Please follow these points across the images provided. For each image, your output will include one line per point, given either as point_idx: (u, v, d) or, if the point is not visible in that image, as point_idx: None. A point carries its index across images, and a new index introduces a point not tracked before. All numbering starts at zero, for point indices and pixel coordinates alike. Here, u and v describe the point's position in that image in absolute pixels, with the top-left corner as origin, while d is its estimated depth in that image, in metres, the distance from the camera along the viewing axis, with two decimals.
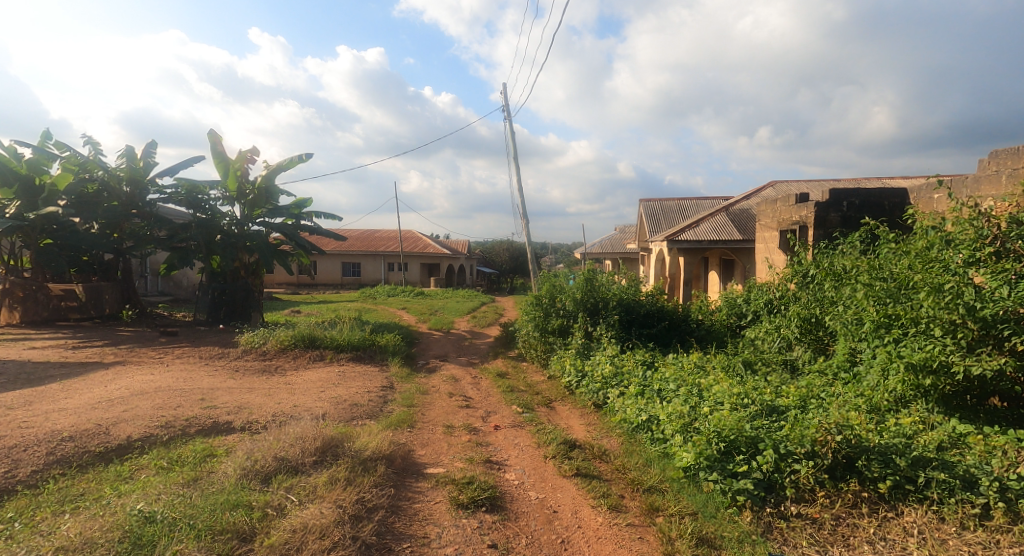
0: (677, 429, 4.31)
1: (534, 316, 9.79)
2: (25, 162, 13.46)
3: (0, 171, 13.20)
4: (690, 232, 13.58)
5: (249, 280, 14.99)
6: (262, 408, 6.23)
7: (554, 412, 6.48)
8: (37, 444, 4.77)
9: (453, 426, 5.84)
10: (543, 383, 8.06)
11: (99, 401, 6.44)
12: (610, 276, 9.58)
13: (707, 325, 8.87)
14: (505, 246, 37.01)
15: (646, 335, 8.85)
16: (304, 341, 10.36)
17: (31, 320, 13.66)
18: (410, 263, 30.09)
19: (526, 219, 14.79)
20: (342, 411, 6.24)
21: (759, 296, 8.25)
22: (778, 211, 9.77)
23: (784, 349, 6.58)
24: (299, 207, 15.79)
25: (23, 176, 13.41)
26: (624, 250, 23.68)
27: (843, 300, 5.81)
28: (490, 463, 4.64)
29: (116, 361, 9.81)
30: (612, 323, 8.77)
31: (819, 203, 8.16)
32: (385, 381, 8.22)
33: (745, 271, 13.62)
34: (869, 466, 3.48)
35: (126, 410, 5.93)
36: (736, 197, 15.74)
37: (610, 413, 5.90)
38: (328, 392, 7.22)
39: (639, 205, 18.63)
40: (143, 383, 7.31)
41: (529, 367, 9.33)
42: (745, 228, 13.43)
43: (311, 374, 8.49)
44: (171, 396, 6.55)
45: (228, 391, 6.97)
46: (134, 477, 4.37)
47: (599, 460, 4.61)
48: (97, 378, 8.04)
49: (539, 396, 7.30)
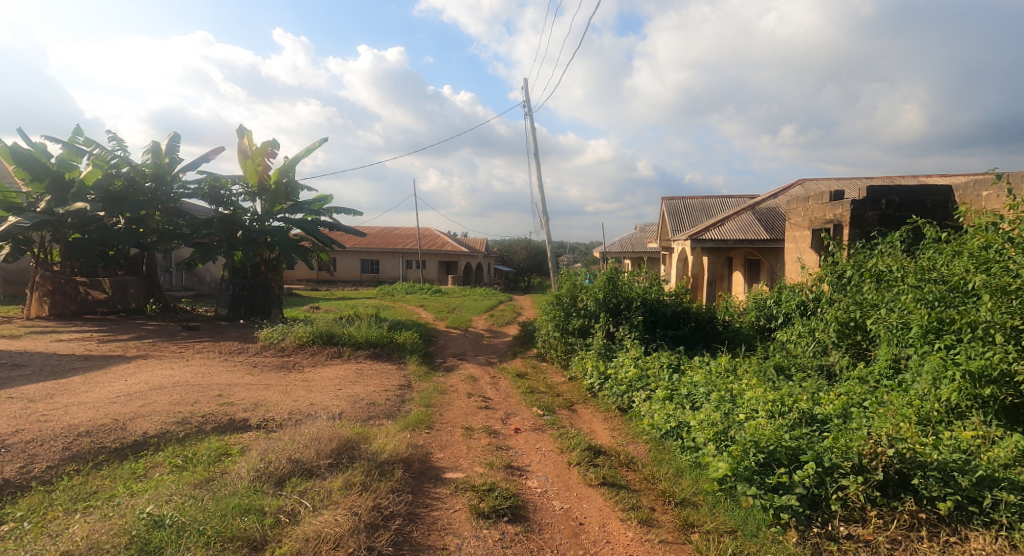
0: (710, 437, 4.11)
1: (554, 315, 9.58)
2: (57, 158, 13.72)
3: (32, 166, 13.42)
4: (715, 232, 13.27)
5: (269, 275, 14.94)
6: (279, 406, 6.12)
7: (577, 416, 6.29)
8: (54, 439, 4.68)
9: (472, 428, 5.66)
10: (564, 385, 7.87)
11: (118, 395, 6.38)
12: (633, 276, 9.35)
13: (734, 326, 8.57)
14: (524, 245, 36.78)
15: (671, 337, 8.60)
16: (322, 338, 10.27)
17: (60, 313, 13.97)
18: (428, 260, 30.05)
19: (546, 217, 14.61)
20: (359, 410, 6.10)
21: (790, 298, 7.96)
22: (810, 209, 9.46)
23: (820, 354, 6.31)
24: (319, 203, 15.76)
25: (53, 171, 13.60)
26: (645, 250, 23.33)
27: (888, 303, 5.56)
28: (511, 469, 4.45)
29: (137, 355, 9.80)
30: (636, 324, 8.53)
31: (856, 202, 7.89)
32: (402, 379, 8.10)
33: (772, 272, 13.26)
34: (926, 485, 3.23)
35: (144, 405, 5.84)
36: (762, 195, 15.35)
37: (635, 418, 5.69)
38: (345, 390, 7.09)
39: (661, 204, 18.28)
40: (162, 377, 7.24)
41: (549, 367, 9.15)
42: (773, 228, 13.08)
43: (329, 372, 8.38)
44: (188, 391, 6.46)
45: (246, 387, 6.88)
46: (148, 475, 4.22)
47: (626, 468, 4.40)
48: (118, 372, 8.01)
49: (560, 398, 7.12)
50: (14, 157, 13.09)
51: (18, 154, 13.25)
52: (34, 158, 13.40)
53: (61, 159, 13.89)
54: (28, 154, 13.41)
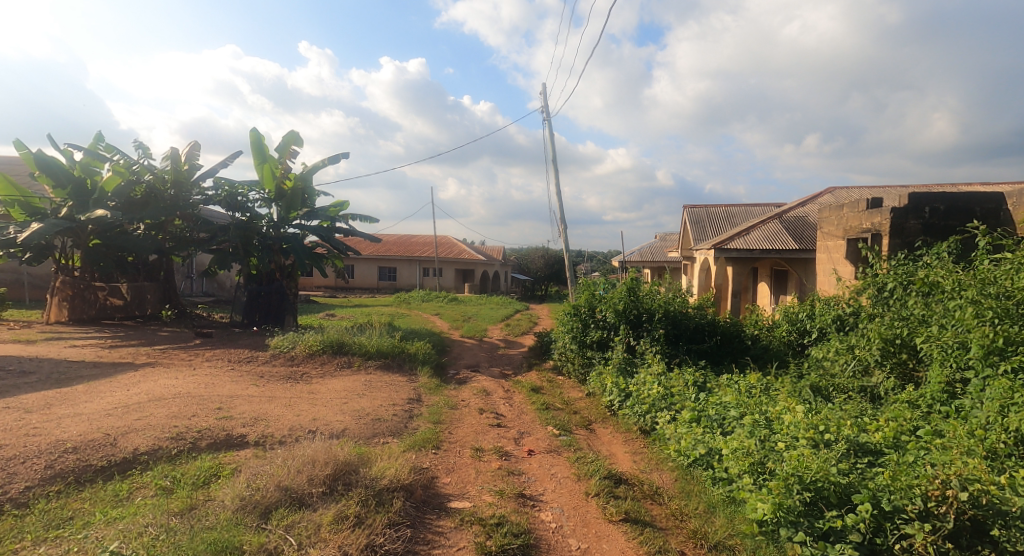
0: (745, 469, 3.73)
1: (571, 327, 9.15)
2: (78, 164, 13.89)
3: (56, 173, 13.52)
4: (739, 241, 12.79)
5: (284, 283, 14.77)
6: (280, 421, 5.78)
7: (595, 436, 5.89)
8: (37, 455, 4.30)
9: (482, 449, 5.28)
10: (581, 401, 7.46)
11: (116, 405, 6.05)
12: (654, 286, 8.91)
13: (763, 342, 8.08)
14: (541, 253, 36.41)
15: (695, 352, 8.15)
16: (332, 347, 9.99)
17: (78, 319, 14.00)
18: (445, 268, 29.80)
19: (564, 225, 14.26)
20: (363, 427, 5.77)
21: (825, 312, 7.60)
22: (844, 218, 9.11)
23: (861, 375, 5.95)
24: (336, 208, 15.58)
25: (75, 178, 13.70)
26: (664, 259, 22.84)
27: (948, 324, 5.17)
28: (523, 499, 4.05)
29: (146, 363, 9.56)
30: (659, 338, 8.08)
31: (898, 209, 7.70)
32: (412, 392, 7.75)
33: (801, 284, 12.73)
34: (1009, 536, 2.80)
35: (140, 417, 5.48)
36: (789, 204, 14.86)
37: (658, 441, 5.28)
38: (351, 404, 6.73)
39: (683, 212, 17.82)
40: (165, 388, 6.95)
41: (566, 382, 8.74)
42: (802, 238, 12.58)
43: (337, 384, 8.04)
44: (188, 403, 6.13)
45: (248, 400, 6.55)
46: (130, 500, 3.85)
47: (649, 501, 3.99)
48: (122, 380, 7.73)
49: (577, 416, 6.71)
50: (38, 162, 13.32)
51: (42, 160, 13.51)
52: (57, 163, 13.62)
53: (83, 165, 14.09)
54: (52, 160, 13.67)
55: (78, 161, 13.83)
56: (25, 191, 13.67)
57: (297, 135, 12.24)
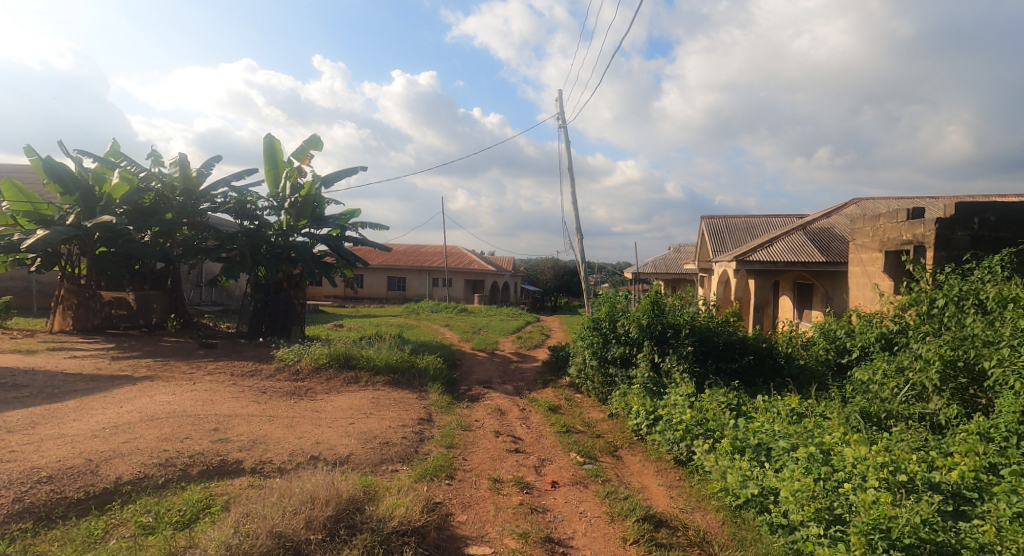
0: (810, 516, 3.34)
1: (591, 341, 8.62)
2: (89, 171, 13.71)
3: (64, 179, 13.30)
4: (763, 253, 12.26)
5: (292, 292, 14.36)
6: (280, 444, 5.32)
7: (623, 466, 5.40)
8: (7, 486, 3.84)
9: (501, 480, 4.80)
10: (603, 423, 6.98)
11: (106, 424, 5.59)
12: (679, 300, 8.41)
13: (799, 361, 7.53)
14: (551, 264, 35.90)
15: (725, 370, 7.63)
16: (339, 361, 9.51)
17: (83, 327, 13.71)
18: (454, 278, 29.36)
19: (579, 234, 13.81)
20: (371, 453, 5.30)
21: (866, 330, 7.08)
22: (881, 229, 8.62)
23: (915, 401, 5.46)
24: (346, 217, 15.22)
25: (83, 185, 13.46)
26: (680, 271, 22.28)
27: None
28: (552, 544, 3.61)
29: (145, 376, 9.12)
30: (686, 355, 7.55)
31: (944, 220, 7.19)
32: (422, 412, 7.25)
33: (829, 297, 12.19)
34: None
35: (128, 440, 5.01)
36: (814, 214, 14.34)
37: (697, 474, 4.79)
38: (358, 425, 6.26)
39: (701, 223, 17.30)
40: (159, 405, 6.49)
41: (585, 401, 8.25)
42: (829, 250, 12.04)
43: (343, 401, 7.58)
44: (182, 423, 5.66)
45: (248, 420, 6.09)
46: (105, 542, 3.40)
47: (697, 550, 3.59)
48: (117, 396, 7.28)
49: (601, 441, 6.23)
50: (48, 168, 13.12)
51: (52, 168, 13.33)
52: (67, 170, 13.42)
53: (94, 172, 13.92)
54: (63, 167, 13.48)
55: (87, 169, 13.74)
56: (34, 198, 13.36)
57: (317, 140, 11.82)
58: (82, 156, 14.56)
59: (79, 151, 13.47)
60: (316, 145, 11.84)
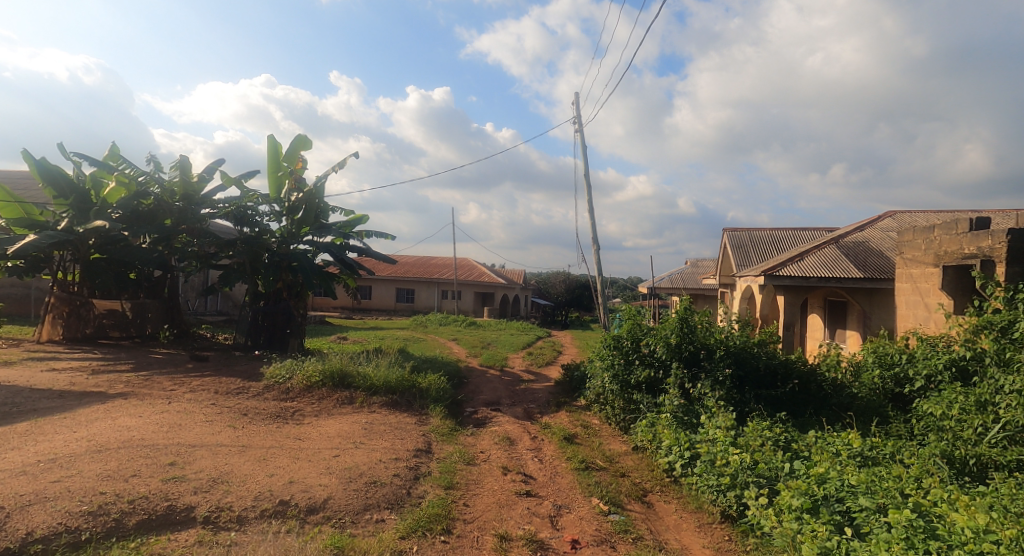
0: None
1: (611, 363, 7.70)
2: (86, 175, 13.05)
3: (59, 183, 12.75)
4: (795, 267, 11.30)
5: (291, 303, 13.53)
6: (247, 484, 4.48)
7: (656, 518, 4.51)
8: None
9: (509, 537, 3.96)
10: (627, 458, 6.08)
11: (47, 455, 4.80)
12: (710, 318, 7.52)
13: (850, 390, 6.54)
14: (563, 278, 35.01)
15: (766, 399, 6.69)
16: (333, 379, 8.68)
17: (73, 337, 12.95)
18: (464, 291, 28.52)
19: (595, 246, 12.94)
20: (352, 497, 4.44)
21: (932, 355, 6.10)
22: (935, 241, 7.66)
23: (1012, 444, 4.53)
24: (349, 225, 14.43)
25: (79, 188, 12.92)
26: (699, 286, 21.30)
27: None
28: None
29: (121, 393, 8.33)
30: (722, 381, 6.61)
31: (1017, 231, 6.26)
32: (420, 441, 6.38)
33: (867, 317, 11.19)
34: None
35: (60, 479, 4.19)
36: (847, 227, 13.36)
37: (753, 535, 3.91)
38: (343, 458, 5.40)
39: (724, 235, 16.35)
40: (118, 432, 5.67)
41: (604, 430, 7.33)
42: (866, 265, 11.04)
43: (331, 426, 6.72)
44: (135, 456, 4.83)
45: (216, 451, 5.24)
46: None
47: None
48: (79, 417, 6.48)
49: (627, 481, 5.34)
50: (42, 171, 12.52)
51: (48, 172, 12.73)
52: (62, 173, 12.82)
53: (92, 175, 13.32)
54: (59, 171, 12.88)
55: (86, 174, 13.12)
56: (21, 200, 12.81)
57: (305, 140, 11.07)
58: (79, 159, 13.97)
59: (75, 154, 12.86)
60: (304, 144, 11.10)
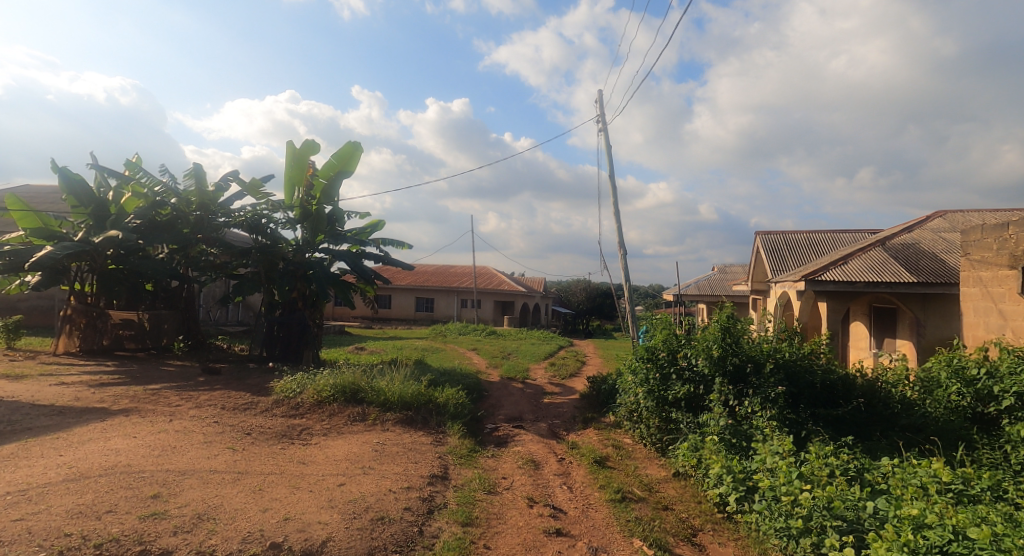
0: None
1: (645, 377, 6.99)
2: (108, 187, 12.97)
3: (77, 193, 12.53)
4: (840, 271, 10.47)
5: (307, 313, 12.92)
6: (237, 522, 3.89)
7: None
8: None
9: None
10: (670, 488, 5.38)
11: (19, 485, 4.27)
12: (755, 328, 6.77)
13: (923, 410, 5.75)
14: (583, 286, 34.28)
15: (824, 419, 5.93)
16: (345, 394, 8.11)
17: (89, 349, 12.61)
18: (483, 299, 27.90)
19: (622, 251, 12.25)
20: (356, 538, 3.83)
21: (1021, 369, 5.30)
22: (1010, 241, 6.83)
23: None
24: (365, 232, 13.96)
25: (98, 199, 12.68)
26: (728, 292, 20.41)
27: None
28: None
29: (124, 409, 7.85)
30: (774, 398, 5.86)
31: None
32: (435, 465, 5.75)
33: (922, 325, 10.29)
34: None
35: (24, 517, 3.65)
36: (893, 229, 12.47)
37: None
38: (349, 487, 4.79)
39: (756, 239, 15.53)
40: (105, 456, 5.13)
41: (640, 452, 6.64)
42: (918, 269, 10.17)
43: (340, 448, 6.13)
44: (115, 487, 4.28)
45: (207, 480, 4.67)
46: None
47: None
48: (71, 438, 5.97)
49: (672, 516, 4.64)
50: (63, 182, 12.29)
51: (69, 183, 12.51)
52: (82, 184, 12.61)
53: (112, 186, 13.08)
54: (80, 182, 12.64)
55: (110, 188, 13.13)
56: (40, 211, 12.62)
57: (314, 144, 10.60)
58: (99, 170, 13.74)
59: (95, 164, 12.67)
60: (311, 149, 10.64)
